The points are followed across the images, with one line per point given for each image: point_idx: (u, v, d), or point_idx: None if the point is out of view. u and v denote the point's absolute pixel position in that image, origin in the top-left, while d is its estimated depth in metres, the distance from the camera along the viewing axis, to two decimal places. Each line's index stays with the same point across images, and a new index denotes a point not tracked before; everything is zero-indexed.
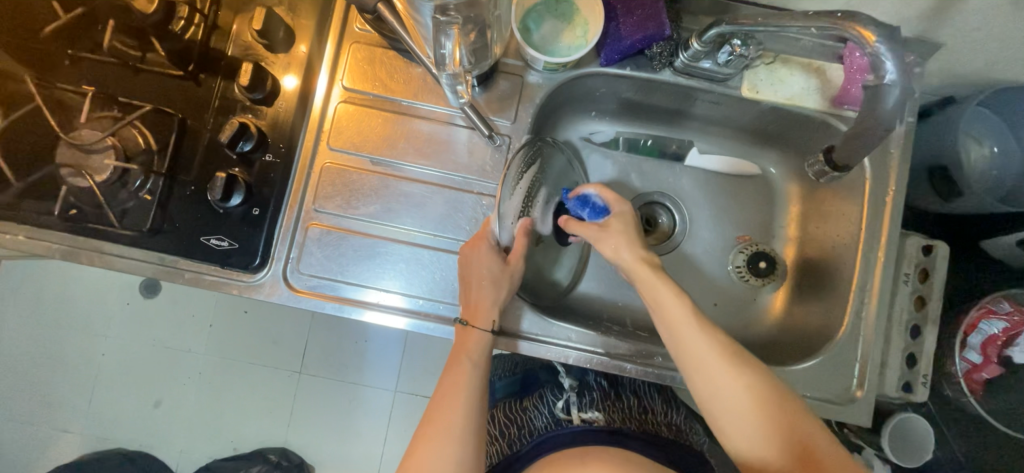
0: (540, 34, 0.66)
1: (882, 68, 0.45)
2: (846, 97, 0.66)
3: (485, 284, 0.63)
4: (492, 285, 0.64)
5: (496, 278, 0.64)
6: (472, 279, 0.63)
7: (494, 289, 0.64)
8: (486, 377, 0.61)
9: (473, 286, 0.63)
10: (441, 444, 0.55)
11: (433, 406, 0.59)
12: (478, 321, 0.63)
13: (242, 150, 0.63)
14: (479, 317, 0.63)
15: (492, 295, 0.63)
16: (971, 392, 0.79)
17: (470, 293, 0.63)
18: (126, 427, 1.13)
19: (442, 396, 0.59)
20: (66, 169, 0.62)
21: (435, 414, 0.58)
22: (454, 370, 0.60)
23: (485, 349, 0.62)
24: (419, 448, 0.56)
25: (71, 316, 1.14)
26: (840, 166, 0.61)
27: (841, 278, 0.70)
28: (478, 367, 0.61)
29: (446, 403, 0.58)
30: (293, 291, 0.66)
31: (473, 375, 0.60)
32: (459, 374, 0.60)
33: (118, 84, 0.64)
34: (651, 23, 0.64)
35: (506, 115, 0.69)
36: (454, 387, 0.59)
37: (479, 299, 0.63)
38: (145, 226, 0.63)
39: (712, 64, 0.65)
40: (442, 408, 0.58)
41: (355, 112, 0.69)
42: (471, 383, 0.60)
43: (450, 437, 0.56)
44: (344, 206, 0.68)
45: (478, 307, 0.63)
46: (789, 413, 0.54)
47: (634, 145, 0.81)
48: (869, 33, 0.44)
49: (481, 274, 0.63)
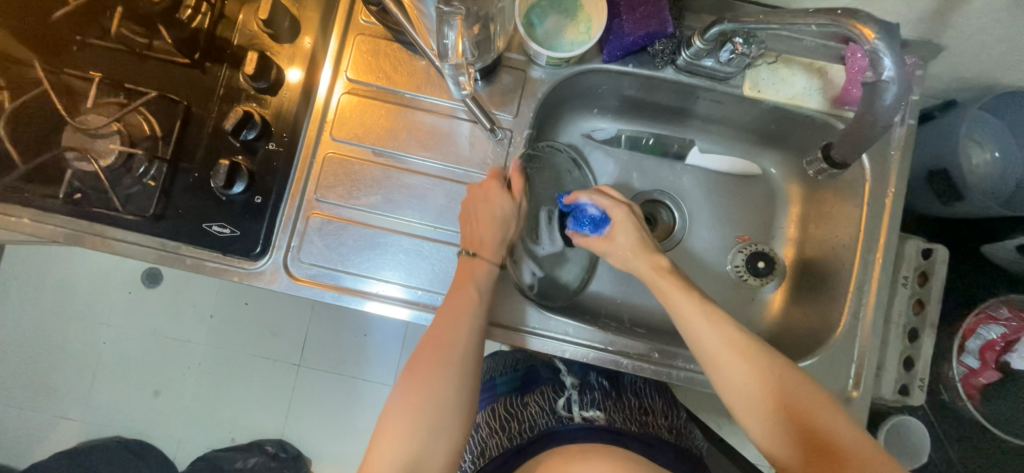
0: (543, 30, 0.67)
1: (881, 65, 0.47)
2: (847, 97, 0.66)
3: (491, 222, 0.66)
4: (499, 221, 0.67)
5: (503, 219, 0.67)
6: (478, 216, 0.66)
7: (499, 226, 0.67)
8: (486, 308, 0.63)
9: (479, 222, 0.66)
10: (441, 366, 0.58)
11: (434, 330, 0.60)
12: (483, 252, 0.65)
13: (246, 138, 0.64)
14: (483, 247, 0.65)
15: (497, 231, 0.66)
16: (968, 396, 0.80)
17: (475, 224, 0.65)
18: (125, 415, 1.14)
19: (443, 320, 0.60)
20: (70, 153, 0.62)
21: (436, 336, 0.59)
22: (457, 297, 0.61)
23: (489, 281, 0.65)
24: (419, 367, 0.58)
25: (73, 304, 1.15)
26: (838, 162, 0.63)
27: (840, 279, 0.70)
28: (480, 297, 0.63)
29: (448, 328, 0.60)
30: (294, 280, 0.67)
31: (475, 305, 0.62)
32: (463, 299, 0.61)
33: (124, 71, 0.65)
34: (653, 21, 0.65)
35: (509, 110, 0.69)
36: (456, 312, 0.60)
37: (485, 233, 0.65)
38: (149, 211, 0.63)
39: (714, 62, 0.66)
40: (443, 332, 0.60)
41: (359, 103, 0.69)
42: (473, 311, 0.61)
43: (447, 366, 0.58)
44: (346, 197, 0.68)
45: (483, 240, 0.65)
46: (812, 407, 0.53)
47: (635, 143, 0.81)
48: (868, 31, 0.45)
49: (489, 211, 0.66)
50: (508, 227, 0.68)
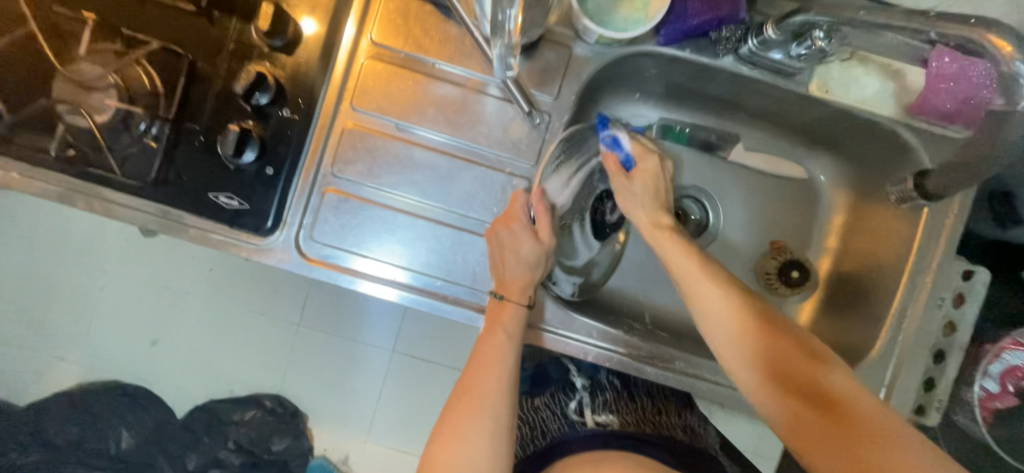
0: (596, 2, 0.59)
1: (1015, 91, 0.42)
2: (924, 107, 0.61)
3: (518, 264, 0.62)
4: (526, 265, 0.63)
5: (531, 260, 0.63)
6: (506, 257, 0.62)
7: (527, 268, 0.63)
8: (520, 350, 0.61)
9: (506, 266, 0.62)
10: (476, 414, 0.56)
11: (467, 378, 0.60)
12: (513, 294, 0.61)
13: (257, 103, 0.58)
14: (512, 292, 0.61)
15: (527, 273, 0.62)
16: (982, 421, 0.77)
17: (503, 269, 0.62)
18: (122, 362, 1.12)
19: (476, 367, 0.60)
20: (62, 104, 0.56)
21: (470, 385, 0.59)
22: (488, 343, 0.60)
23: (520, 323, 0.61)
24: (454, 414, 0.57)
25: (68, 248, 1.11)
26: (928, 194, 0.62)
27: (880, 296, 0.67)
28: (512, 341, 0.60)
29: (481, 378, 0.59)
30: (304, 259, 0.63)
31: (508, 349, 0.60)
32: (495, 344, 0.60)
33: (120, 13, 0.57)
34: (725, 4, 0.58)
35: (549, 90, 0.63)
36: (488, 359, 0.59)
37: (513, 273, 0.62)
38: (150, 176, 0.58)
39: (782, 55, 0.59)
40: (475, 382, 0.59)
41: (382, 70, 0.63)
42: (505, 355, 0.60)
43: (483, 407, 0.57)
44: (365, 174, 0.63)
45: (511, 280, 0.61)
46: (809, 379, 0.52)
47: (668, 130, 0.74)
48: (1004, 44, 0.40)
49: (516, 253, 0.62)
50: (538, 269, 0.64)
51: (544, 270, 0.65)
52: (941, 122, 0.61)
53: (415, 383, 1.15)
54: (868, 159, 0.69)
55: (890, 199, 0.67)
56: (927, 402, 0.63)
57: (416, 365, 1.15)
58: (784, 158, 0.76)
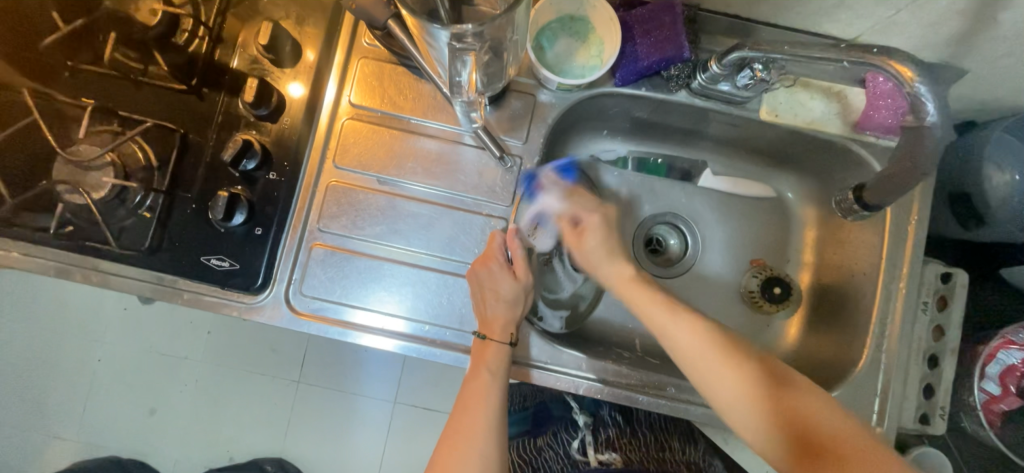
0: (554, 52, 0.65)
1: (921, 109, 0.46)
2: (869, 122, 0.65)
3: (498, 301, 0.63)
4: (507, 303, 0.64)
5: (512, 298, 0.64)
6: (485, 296, 0.63)
7: (508, 306, 0.64)
8: (506, 388, 0.61)
9: (487, 303, 0.63)
10: (464, 460, 0.56)
11: (453, 422, 0.59)
12: (494, 333, 0.62)
13: (245, 168, 0.62)
14: (494, 330, 0.62)
15: (508, 310, 0.64)
16: (988, 423, 0.76)
17: (485, 308, 0.63)
18: (119, 435, 1.11)
19: (462, 410, 0.60)
20: (61, 185, 0.59)
21: (457, 428, 0.59)
22: (473, 384, 0.60)
23: (504, 361, 0.62)
24: (443, 458, 0.57)
25: (66, 322, 1.12)
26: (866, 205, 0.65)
27: (861, 307, 0.68)
28: (496, 380, 0.61)
29: (467, 419, 0.59)
30: (295, 314, 0.65)
31: (493, 389, 0.60)
32: (479, 385, 0.60)
33: (117, 98, 0.62)
34: (669, 46, 0.63)
35: (518, 135, 0.67)
36: (473, 400, 0.60)
37: (495, 311, 0.63)
38: (144, 244, 0.61)
39: (730, 86, 0.64)
40: (461, 426, 0.58)
41: (361, 128, 0.67)
42: (491, 395, 0.60)
43: (472, 448, 0.57)
44: (350, 227, 0.66)
45: (492, 321, 0.63)
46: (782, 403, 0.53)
47: (644, 163, 0.79)
48: (905, 69, 0.44)
49: (495, 292, 0.64)
50: (518, 306, 0.65)
51: (525, 307, 0.66)
52: (887, 134, 0.65)
53: (418, 433, 1.13)
54: (829, 173, 0.72)
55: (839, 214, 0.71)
56: (930, 410, 0.66)
57: (417, 413, 1.14)
58: (752, 178, 0.79)
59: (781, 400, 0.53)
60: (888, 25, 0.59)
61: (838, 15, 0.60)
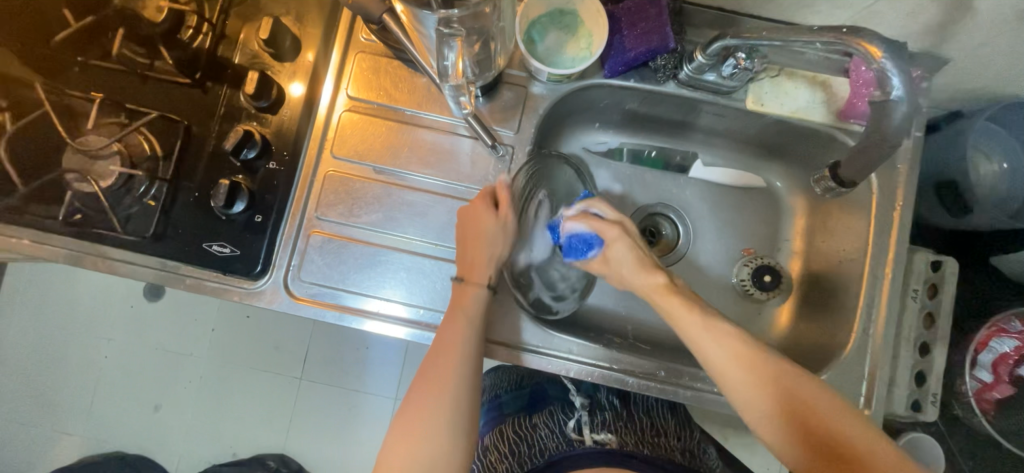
0: (544, 45, 0.67)
1: (887, 83, 0.47)
2: (851, 111, 0.66)
3: (481, 243, 0.64)
4: (490, 242, 0.64)
5: (495, 237, 0.65)
6: (469, 236, 0.64)
7: (491, 249, 0.65)
8: (474, 361, 0.60)
9: (471, 245, 0.64)
10: (428, 434, 0.55)
11: (416, 394, 0.58)
12: (474, 275, 0.64)
13: (246, 157, 0.64)
14: (474, 274, 0.64)
15: (489, 253, 0.64)
16: (982, 412, 0.77)
17: (468, 251, 0.64)
18: (125, 430, 1.13)
19: (426, 381, 0.58)
20: (72, 174, 0.62)
21: (419, 401, 0.57)
22: (441, 357, 0.59)
23: (473, 335, 0.61)
24: (404, 429, 0.56)
25: (75, 318, 1.15)
26: (845, 181, 0.62)
27: (849, 292, 0.69)
28: (464, 354, 0.59)
29: (431, 392, 0.57)
30: (294, 299, 0.66)
31: (462, 367, 0.59)
32: (447, 361, 0.59)
33: (125, 91, 0.65)
34: (655, 36, 0.64)
35: (510, 125, 0.69)
36: (439, 373, 0.58)
37: (477, 256, 0.64)
38: (148, 231, 0.63)
39: (715, 77, 0.65)
40: (424, 398, 0.57)
41: (359, 120, 0.69)
42: (458, 370, 0.58)
43: (435, 422, 0.56)
44: (346, 215, 0.68)
45: (473, 266, 0.64)
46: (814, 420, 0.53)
47: (638, 156, 0.80)
48: (874, 50, 0.45)
49: (479, 233, 0.64)
50: (501, 244, 0.66)
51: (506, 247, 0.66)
52: None
53: None
54: (817, 164, 0.74)
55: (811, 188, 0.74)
56: (922, 397, 0.68)
57: None
58: (743, 169, 0.81)
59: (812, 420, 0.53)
60: (867, 15, 0.61)
61: (818, 6, 0.61)
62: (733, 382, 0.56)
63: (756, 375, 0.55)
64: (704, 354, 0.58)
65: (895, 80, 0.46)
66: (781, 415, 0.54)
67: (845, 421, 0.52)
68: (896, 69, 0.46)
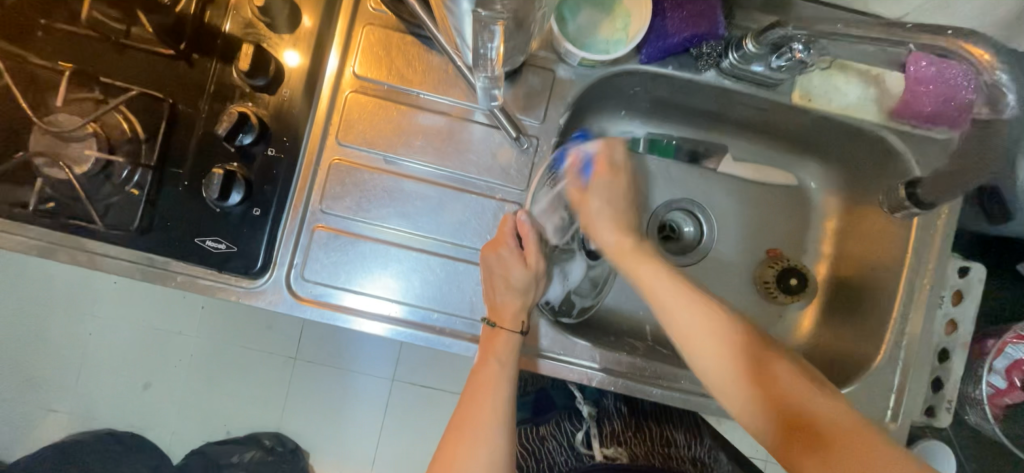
0: (576, 24, 0.60)
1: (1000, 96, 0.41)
2: (905, 109, 0.62)
3: (507, 289, 0.62)
4: (518, 291, 0.63)
5: (523, 286, 0.63)
6: (495, 284, 0.62)
7: (518, 295, 0.63)
8: (515, 377, 0.60)
9: (498, 290, 0.62)
10: (471, 449, 0.56)
11: (461, 412, 0.59)
12: (506, 322, 0.60)
13: (241, 143, 0.57)
14: (505, 319, 0.61)
15: (517, 299, 0.62)
16: (993, 417, 0.76)
17: (494, 295, 0.61)
18: (115, 410, 1.09)
19: (471, 399, 0.59)
20: (39, 157, 0.55)
21: (464, 419, 0.58)
22: (482, 372, 0.59)
23: (513, 350, 0.60)
24: (449, 448, 0.57)
25: (54, 295, 1.08)
26: (924, 201, 0.61)
27: (882, 298, 0.67)
28: (505, 370, 0.59)
29: (474, 410, 0.58)
30: (297, 299, 0.61)
31: (501, 379, 0.59)
32: (488, 374, 0.59)
33: (98, 61, 0.56)
34: (703, 21, 0.59)
35: (535, 114, 0.63)
36: (483, 390, 0.59)
37: (504, 299, 0.61)
38: (133, 224, 0.57)
39: (764, 68, 0.60)
40: (468, 416, 0.58)
41: (367, 103, 0.62)
42: (500, 385, 0.59)
43: (480, 441, 0.56)
44: (354, 209, 0.62)
45: (501, 307, 0.61)
46: (755, 357, 0.53)
47: (656, 144, 0.73)
48: (978, 51, 0.39)
49: (506, 279, 0.62)
50: (530, 293, 0.64)
51: (536, 294, 0.65)
52: (924, 124, 0.62)
53: (419, 412, 1.13)
54: (856, 163, 0.70)
55: (882, 208, 0.67)
56: (937, 403, 0.67)
57: (418, 394, 1.13)
58: (775, 166, 0.76)
59: (758, 363, 0.53)
60: (939, 5, 0.55)
61: None
62: (683, 317, 0.57)
63: (724, 354, 0.54)
64: (681, 335, 0.57)
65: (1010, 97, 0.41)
66: (720, 344, 0.54)
67: (811, 393, 0.50)
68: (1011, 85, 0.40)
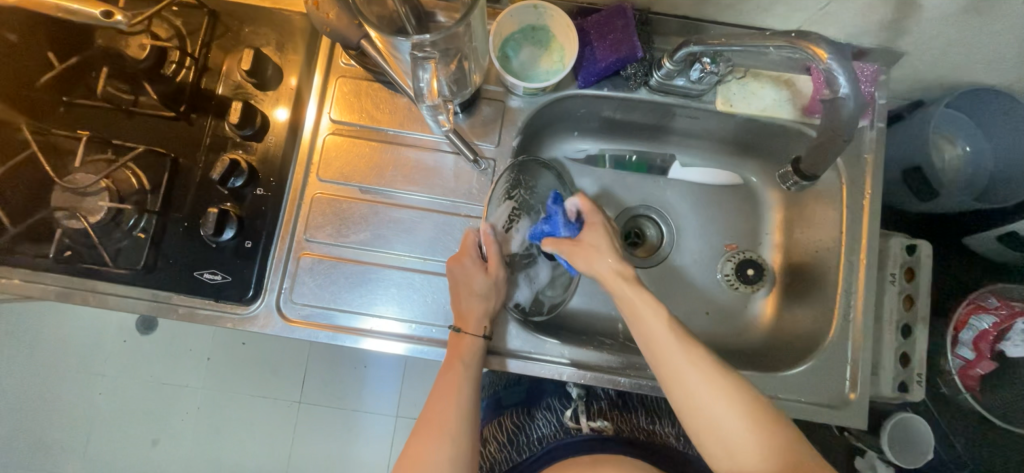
0: (519, 60, 0.69)
1: (835, 82, 0.51)
2: (816, 106, 0.70)
3: (472, 296, 0.67)
4: (480, 297, 0.67)
5: (485, 292, 0.68)
6: (460, 291, 0.66)
7: (482, 300, 0.67)
8: (478, 380, 0.65)
9: (463, 297, 0.66)
10: (433, 449, 0.60)
11: (427, 412, 0.63)
12: (469, 327, 0.65)
13: (233, 186, 0.65)
14: (468, 324, 0.65)
15: (481, 304, 0.67)
16: (966, 388, 0.81)
17: (459, 302, 0.66)
18: (125, 466, 1.12)
19: (436, 400, 0.63)
20: (60, 212, 0.63)
21: (430, 419, 0.62)
22: (447, 374, 0.63)
23: (477, 354, 0.65)
24: (415, 448, 0.60)
25: (67, 357, 1.14)
26: (806, 174, 0.67)
27: (828, 280, 0.72)
28: (469, 371, 0.64)
29: (439, 411, 0.62)
30: (287, 322, 0.67)
31: (466, 380, 0.63)
32: (453, 376, 0.63)
33: (111, 127, 0.66)
34: (623, 47, 0.67)
35: (490, 139, 0.71)
36: (447, 391, 0.63)
37: (469, 305, 0.66)
38: (140, 263, 0.64)
39: (685, 81, 0.68)
40: (434, 417, 0.62)
41: (344, 143, 0.71)
42: (464, 386, 0.63)
43: (444, 440, 0.60)
44: (336, 235, 0.69)
45: (467, 315, 0.65)
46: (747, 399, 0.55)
47: (620, 161, 0.83)
48: (821, 52, 0.50)
49: (469, 286, 0.67)
50: (492, 298, 0.69)
51: (499, 300, 0.70)
52: None
53: None
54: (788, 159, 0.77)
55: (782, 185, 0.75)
56: (909, 378, 0.72)
57: None
58: (720, 167, 0.83)
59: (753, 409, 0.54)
60: (822, 18, 0.64)
61: (776, 10, 0.64)
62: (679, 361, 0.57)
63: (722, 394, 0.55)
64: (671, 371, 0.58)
65: (841, 78, 0.50)
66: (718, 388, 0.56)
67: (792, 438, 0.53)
68: (840, 68, 0.50)
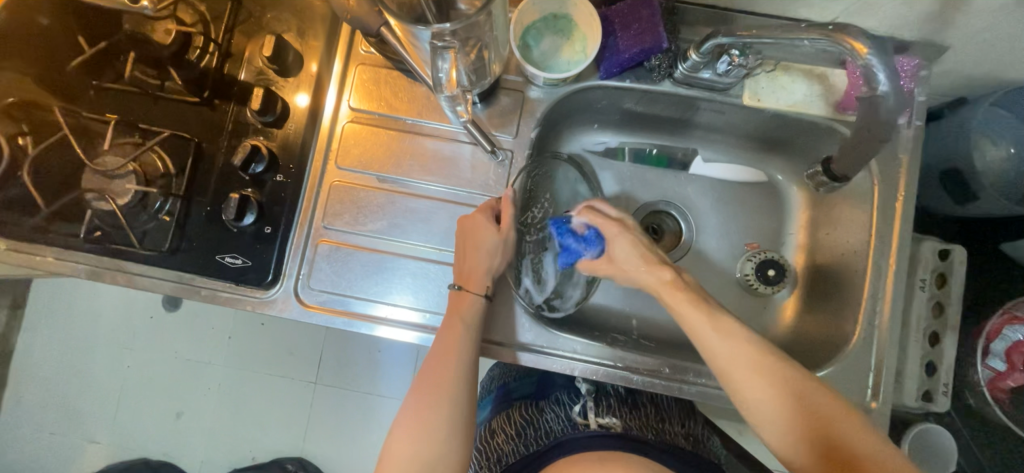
0: (540, 50, 0.68)
1: (875, 78, 0.49)
2: (849, 102, 0.67)
3: (480, 252, 0.66)
4: (488, 254, 0.66)
5: (494, 250, 0.66)
6: (467, 246, 0.65)
7: (489, 258, 0.66)
8: (477, 342, 0.63)
9: (470, 254, 0.65)
10: (433, 410, 0.59)
11: (423, 372, 0.61)
12: (473, 286, 0.65)
13: (254, 171, 0.66)
14: (473, 283, 0.65)
15: (487, 262, 0.66)
16: (996, 400, 0.77)
17: (465, 260, 0.65)
18: (150, 436, 1.17)
19: (433, 360, 0.61)
20: (89, 193, 0.65)
21: (427, 380, 0.60)
22: (446, 335, 0.62)
23: (477, 314, 0.64)
24: (414, 409, 0.59)
25: (97, 330, 1.19)
26: (837, 176, 0.65)
27: (854, 284, 0.69)
28: (468, 332, 0.63)
29: (437, 370, 0.61)
30: (304, 307, 0.68)
31: (466, 341, 0.62)
32: (452, 336, 0.62)
33: (138, 111, 0.67)
34: (648, 37, 0.65)
35: (508, 130, 0.70)
36: (445, 352, 0.61)
37: (477, 263, 0.65)
38: (165, 245, 0.66)
39: (711, 74, 0.66)
40: (432, 377, 0.61)
41: (362, 131, 0.71)
42: (463, 347, 0.62)
43: (444, 400, 0.59)
44: (353, 223, 0.70)
45: (471, 274, 0.65)
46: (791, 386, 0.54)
47: (640, 154, 0.81)
48: (861, 46, 0.47)
49: (477, 243, 0.66)
50: (500, 256, 0.67)
51: (506, 259, 0.68)
52: None
53: None
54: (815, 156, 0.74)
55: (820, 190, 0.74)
56: (933, 387, 0.69)
57: None
58: (743, 164, 0.80)
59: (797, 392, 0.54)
60: (861, 8, 0.60)
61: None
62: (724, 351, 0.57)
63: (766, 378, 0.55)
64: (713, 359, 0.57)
65: (881, 75, 0.48)
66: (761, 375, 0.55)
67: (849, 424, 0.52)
68: (881, 65, 0.47)
